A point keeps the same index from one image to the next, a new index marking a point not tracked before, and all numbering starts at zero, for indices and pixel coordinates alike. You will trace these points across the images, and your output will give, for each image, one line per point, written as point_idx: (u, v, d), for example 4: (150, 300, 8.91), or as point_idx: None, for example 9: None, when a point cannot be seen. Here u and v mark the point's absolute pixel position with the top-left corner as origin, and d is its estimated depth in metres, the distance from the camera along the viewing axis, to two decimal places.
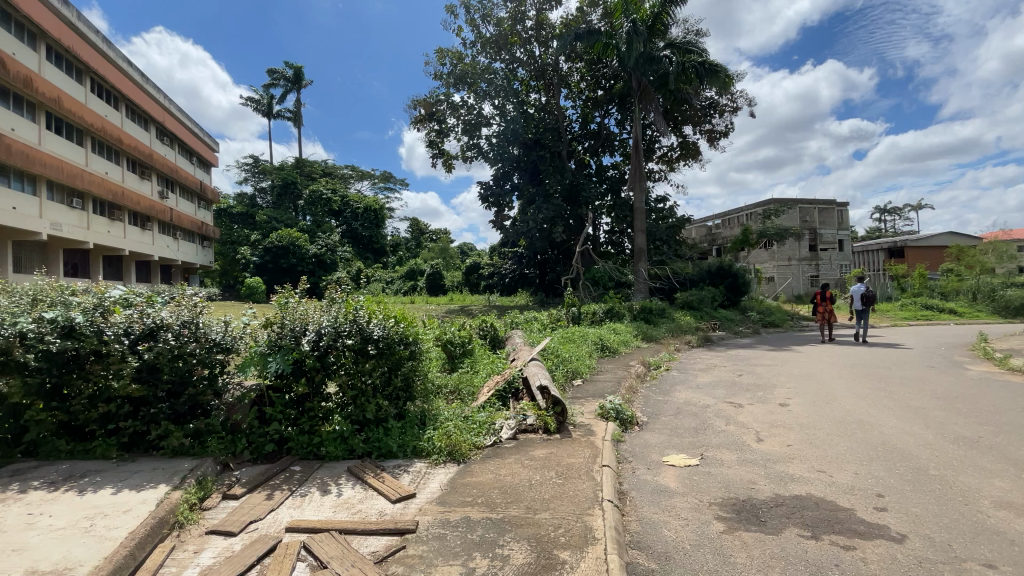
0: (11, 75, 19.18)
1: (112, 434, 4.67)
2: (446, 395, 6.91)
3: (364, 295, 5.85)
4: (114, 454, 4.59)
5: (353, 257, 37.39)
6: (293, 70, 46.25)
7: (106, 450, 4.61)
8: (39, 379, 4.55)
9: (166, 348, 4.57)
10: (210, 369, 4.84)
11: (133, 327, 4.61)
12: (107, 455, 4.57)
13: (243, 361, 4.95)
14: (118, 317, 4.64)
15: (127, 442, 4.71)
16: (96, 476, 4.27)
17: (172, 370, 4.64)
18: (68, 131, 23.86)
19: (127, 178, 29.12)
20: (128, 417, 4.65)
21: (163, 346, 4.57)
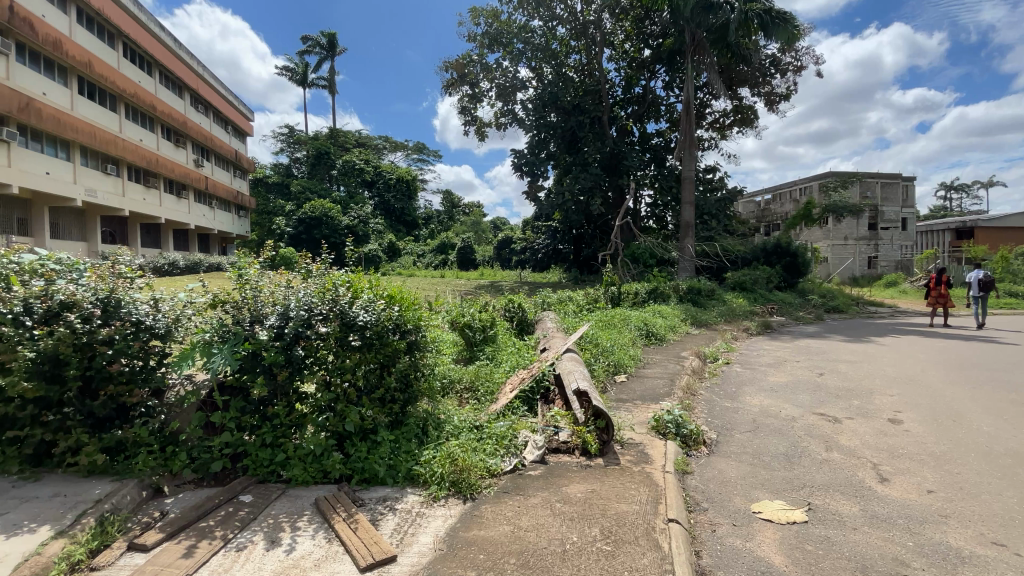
0: (40, 37, 18.32)
1: (14, 443, 3.49)
2: (458, 394, 5.60)
3: (353, 268, 4.53)
4: (14, 470, 3.43)
5: (384, 230, 36.55)
6: (327, 36, 44.95)
7: (6, 464, 3.47)
8: None
9: (73, 334, 3.35)
10: (139, 361, 3.62)
11: (35, 303, 3.40)
12: (6, 471, 3.42)
13: (184, 353, 3.69)
14: (10, 290, 3.42)
15: (34, 453, 3.54)
16: None
17: (84, 362, 3.43)
18: (101, 96, 23.19)
19: (162, 145, 28.71)
20: (28, 424, 3.44)
21: (66, 331, 3.33)
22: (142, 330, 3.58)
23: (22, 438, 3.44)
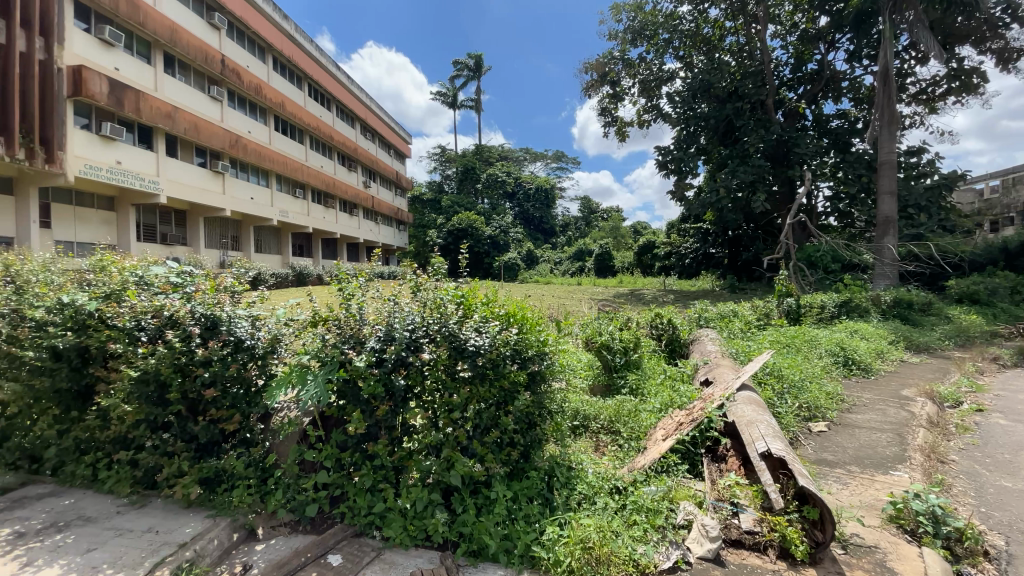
0: (245, 83, 20.97)
1: (128, 461, 3.08)
2: (592, 434, 4.51)
3: (469, 280, 3.66)
4: (127, 491, 2.97)
5: (523, 238, 36.90)
6: (474, 59, 47.41)
7: (117, 484, 3.03)
8: (52, 383, 3.00)
9: (170, 353, 2.91)
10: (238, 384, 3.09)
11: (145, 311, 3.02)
12: (119, 492, 2.97)
13: (281, 378, 3.09)
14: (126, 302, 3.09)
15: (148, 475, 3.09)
16: (70, 536, 2.56)
17: (182, 384, 2.98)
18: (291, 131, 26.41)
19: (338, 170, 32.25)
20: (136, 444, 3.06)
21: (167, 348, 2.90)
22: (239, 349, 3.06)
23: (133, 458, 3.05)
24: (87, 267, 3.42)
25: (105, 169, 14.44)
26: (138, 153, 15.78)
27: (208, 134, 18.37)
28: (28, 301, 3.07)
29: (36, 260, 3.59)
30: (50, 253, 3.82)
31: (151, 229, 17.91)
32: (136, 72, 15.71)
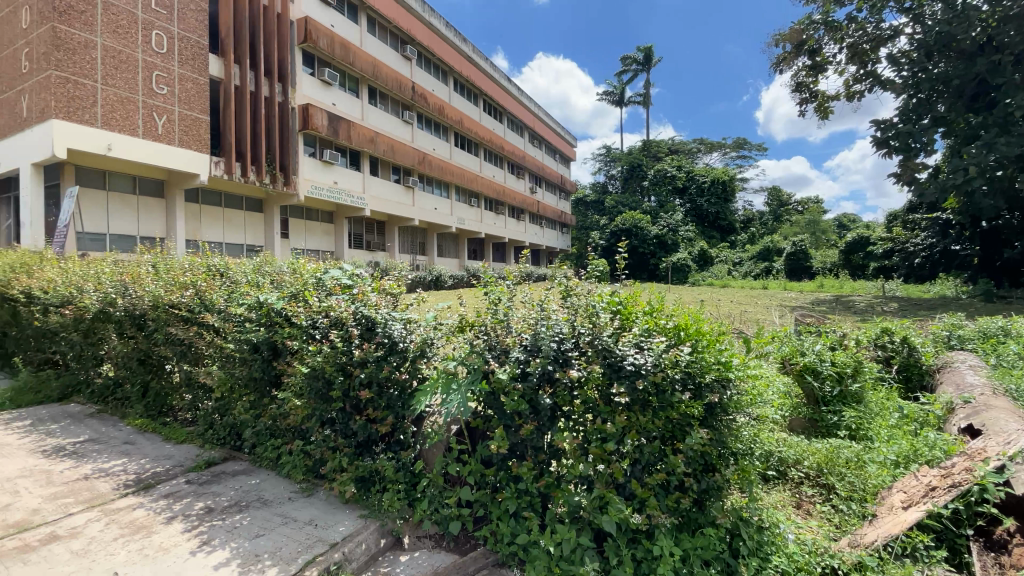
0: (430, 105, 23.28)
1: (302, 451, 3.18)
2: (792, 485, 3.53)
3: (627, 284, 3.05)
4: (299, 479, 3.08)
5: (695, 237, 33.94)
6: (644, 52, 45.36)
7: (292, 470, 3.16)
8: (251, 370, 3.18)
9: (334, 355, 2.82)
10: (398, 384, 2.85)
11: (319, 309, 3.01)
12: (293, 478, 3.10)
13: (429, 383, 2.74)
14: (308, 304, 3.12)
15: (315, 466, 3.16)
16: (247, 517, 2.68)
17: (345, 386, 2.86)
18: (468, 145, 28.56)
19: (508, 178, 33.82)
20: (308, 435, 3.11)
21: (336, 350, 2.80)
22: (397, 352, 2.82)
23: (304, 449, 3.12)
24: (286, 270, 3.76)
25: (326, 188, 17.43)
26: (350, 173, 18.66)
27: (400, 152, 20.87)
28: (231, 300, 3.36)
29: (251, 263, 4.11)
30: (262, 258, 4.37)
31: (358, 237, 21.13)
32: (348, 106, 18.72)
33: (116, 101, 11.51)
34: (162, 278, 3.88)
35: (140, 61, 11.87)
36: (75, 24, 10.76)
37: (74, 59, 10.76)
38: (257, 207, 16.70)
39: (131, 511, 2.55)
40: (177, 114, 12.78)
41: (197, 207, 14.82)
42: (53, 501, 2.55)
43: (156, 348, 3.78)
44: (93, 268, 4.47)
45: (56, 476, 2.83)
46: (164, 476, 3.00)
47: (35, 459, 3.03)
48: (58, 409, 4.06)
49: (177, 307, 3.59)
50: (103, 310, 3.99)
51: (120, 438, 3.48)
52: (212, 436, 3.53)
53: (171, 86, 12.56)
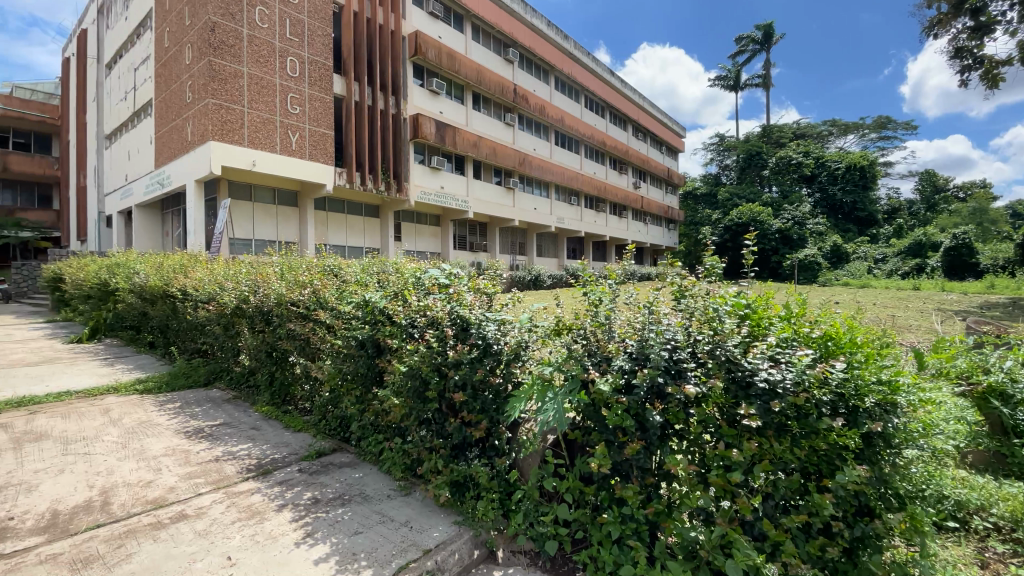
0: (531, 105, 23.39)
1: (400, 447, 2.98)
2: (971, 537, 2.79)
3: (755, 283, 2.55)
4: (398, 476, 2.88)
5: (826, 231, 30.08)
6: (764, 29, 41.23)
7: (391, 467, 2.98)
8: (357, 367, 3.05)
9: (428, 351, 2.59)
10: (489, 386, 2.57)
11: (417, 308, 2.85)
12: (393, 475, 2.91)
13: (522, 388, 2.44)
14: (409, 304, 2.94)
15: (412, 464, 2.94)
16: (347, 513, 2.60)
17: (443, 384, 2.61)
18: (570, 143, 28.19)
19: (611, 175, 32.76)
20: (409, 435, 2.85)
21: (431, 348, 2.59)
22: (491, 355, 2.56)
23: (403, 446, 2.91)
24: (391, 270, 3.74)
25: (434, 193, 18.31)
26: (455, 178, 19.41)
27: (502, 154, 21.24)
28: (337, 300, 3.32)
29: (359, 263, 4.23)
30: (368, 257, 4.49)
31: (463, 238, 21.91)
32: (454, 113, 19.52)
33: (259, 123, 13.15)
34: (284, 277, 4.07)
35: (277, 86, 13.41)
36: (228, 56, 12.52)
37: (226, 88, 12.48)
38: (374, 212, 18.06)
39: (249, 496, 2.68)
40: (308, 131, 14.20)
41: (324, 214, 16.41)
42: (187, 480, 2.81)
43: (281, 342, 3.81)
44: (230, 270, 4.98)
45: (193, 457, 3.13)
46: (280, 463, 3.10)
47: (178, 440, 3.40)
48: (202, 393, 4.56)
49: (296, 305, 3.67)
50: (237, 307, 4.36)
51: (248, 424, 3.77)
52: (326, 427, 3.52)
53: (303, 106, 13.99)
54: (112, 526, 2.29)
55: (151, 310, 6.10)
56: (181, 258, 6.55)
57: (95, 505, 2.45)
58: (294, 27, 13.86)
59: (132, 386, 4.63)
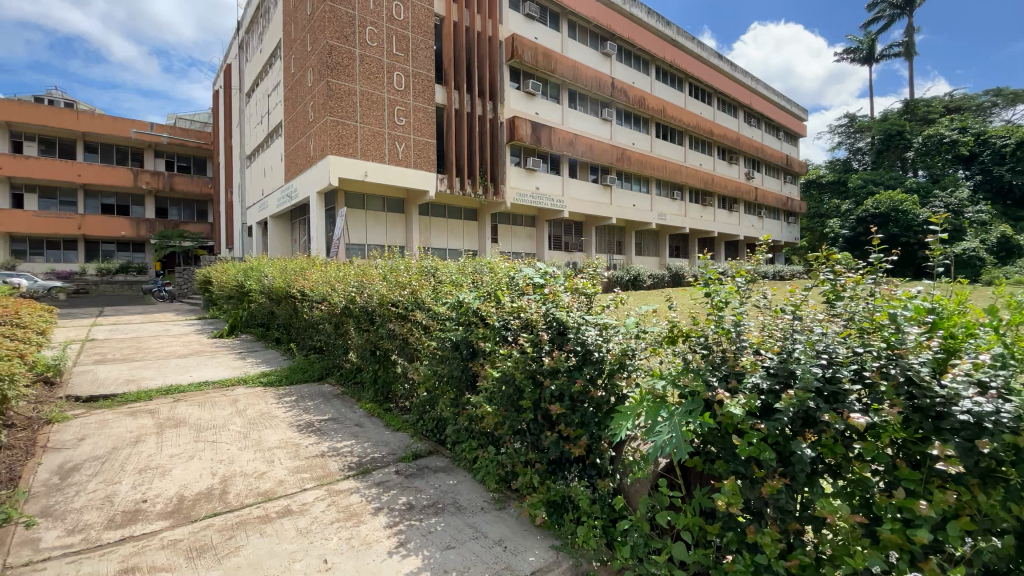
0: (630, 98, 22.47)
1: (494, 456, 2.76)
2: None
3: (938, 283, 1.98)
4: (493, 488, 2.65)
5: (993, 219, 25.04)
6: None
7: (485, 476, 2.77)
8: (451, 369, 2.91)
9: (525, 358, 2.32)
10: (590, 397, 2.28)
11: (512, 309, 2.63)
12: (489, 486, 2.69)
13: (629, 404, 2.08)
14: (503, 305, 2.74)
15: (506, 476, 2.70)
16: (440, 524, 2.43)
17: (541, 395, 2.33)
18: (672, 135, 26.63)
19: (719, 166, 30.33)
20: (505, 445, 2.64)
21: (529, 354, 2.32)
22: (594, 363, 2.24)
23: (497, 455, 2.70)
24: (485, 270, 3.58)
25: (529, 194, 18.34)
26: (551, 178, 19.27)
27: (600, 151, 20.67)
28: (433, 302, 3.24)
29: (456, 263, 4.19)
30: (465, 258, 4.42)
31: (557, 238, 21.63)
32: (550, 112, 19.42)
33: (369, 136, 14.10)
34: (386, 278, 4.09)
35: (385, 100, 14.27)
36: (343, 76, 13.51)
37: (341, 105, 13.48)
38: (472, 216, 18.52)
39: (348, 496, 2.64)
40: (412, 141, 14.94)
41: (426, 219, 17.15)
42: (295, 474, 2.87)
43: (383, 341, 3.80)
44: (340, 272, 5.21)
45: (302, 450, 3.20)
46: (379, 463, 3.03)
47: (291, 432, 3.52)
48: (316, 387, 4.72)
49: (396, 305, 3.64)
50: (345, 307, 4.49)
51: (353, 420, 3.77)
52: (424, 429, 3.40)
53: (407, 117, 14.73)
54: (227, 515, 2.39)
55: (277, 309, 6.65)
56: (301, 262, 7.08)
57: (214, 493, 2.60)
58: (400, 43, 14.64)
59: (257, 379, 5.01)
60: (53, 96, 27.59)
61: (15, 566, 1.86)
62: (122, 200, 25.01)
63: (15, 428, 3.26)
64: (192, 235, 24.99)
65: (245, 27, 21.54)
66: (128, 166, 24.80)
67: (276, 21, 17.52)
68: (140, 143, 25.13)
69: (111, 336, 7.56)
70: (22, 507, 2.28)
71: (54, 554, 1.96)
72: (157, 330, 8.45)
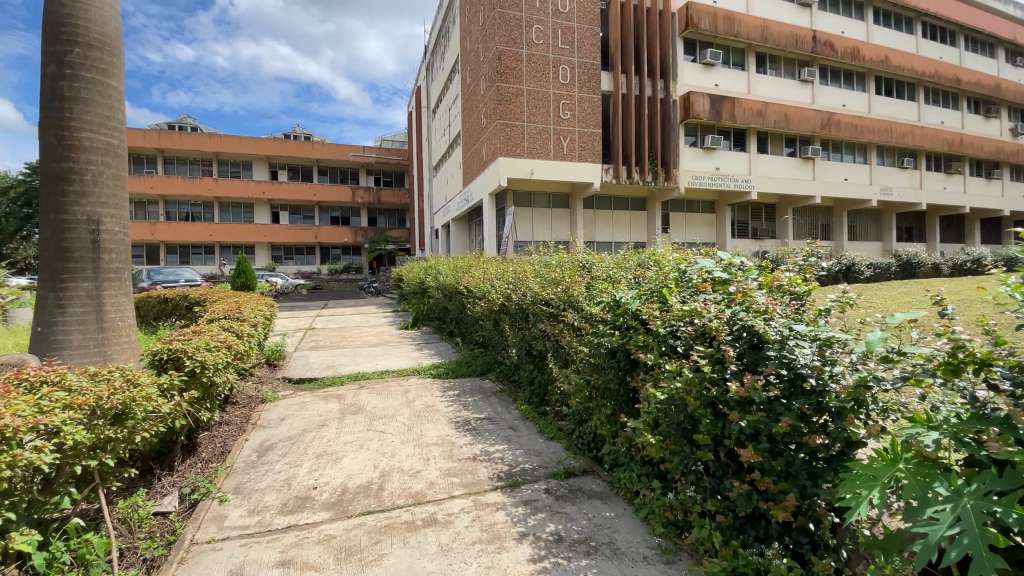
0: (839, 52, 18.56)
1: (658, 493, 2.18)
2: None
3: None
4: (658, 533, 2.07)
5: None
6: None
7: (649, 516, 2.19)
8: (607, 380, 2.43)
9: (703, 379, 1.69)
10: (800, 440, 1.57)
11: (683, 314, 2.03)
12: (653, 529, 2.11)
13: (874, 464, 1.32)
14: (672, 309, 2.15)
15: (674, 522, 2.08)
16: (592, 570, 1.94)
17: (726, 431, 1.68)
18: (899, 89, 21.20)
19: (969, 122, 23.02)
20: (675, 487, 2.04)
21: (707, 375, 1.68)
22: (807, 394, 1.54)
23: (663, 493, 2.12)
24: (650, 263, 3.01)
25: (708, 176, 16.50)
26: (734, 156, 17.08)
27: (797, 119, 17.52)
28: (587, 301, 2.82)
29: (617, 257, 3.74)
30: (627, 249, 3.91)
31: (744, 225, 19.27)
32: (733, 82, 17.24)
33: (536, 133, 14.22)
34: (540, 275, 3.82)
35: (551, 95, 14.25)
36: (512, 79, 13.81)
37: (511, 107, 13.84)
38: (643, 205, 17.47)
39: (493, 512, 2.33)
40: (577, 133, 14.66)
41: (593, 212, 16.78)
42: (445, 477, 2.70)
43: (538, 341, 3.50)
44: (501, 268, 5.12)
45: (456, 451, 3.03)
46: (529, 476, 2.68)
47: (449, 429, 3.39)
48: (477, 383, 4.64)
49: (550, 303, 3.31)
50: (503, 304, 4.35)
51: (507, 422, 3.51)
52: (579, 442, 2.99)
53: (573, 110, 14.51)
54: (378, 516, 2.32)
55: (450, 304, 6.98)
56: (470, 259, 7.34)
57: (372, 489, 2.58)
58: (566, 36, 14.46)
59: (428, 370, 5.21)
60: (298, 133, 34.88)
61: (201, 542, 2.09)
62: (344, 212, 30.35)
63: (238, 406, 3.90)
64: (393, 238, 29.02)
65: (430, 50, 24.03)
66: (347, 184, 30.03)
67: (454, 38, 19.05)
68: (355, 164, 30.16)
69: (326, 326, 8.97)
70: (221, 483, 2.63)
71: (231, 534, 2.15)
72: (360, 321, 9.77)
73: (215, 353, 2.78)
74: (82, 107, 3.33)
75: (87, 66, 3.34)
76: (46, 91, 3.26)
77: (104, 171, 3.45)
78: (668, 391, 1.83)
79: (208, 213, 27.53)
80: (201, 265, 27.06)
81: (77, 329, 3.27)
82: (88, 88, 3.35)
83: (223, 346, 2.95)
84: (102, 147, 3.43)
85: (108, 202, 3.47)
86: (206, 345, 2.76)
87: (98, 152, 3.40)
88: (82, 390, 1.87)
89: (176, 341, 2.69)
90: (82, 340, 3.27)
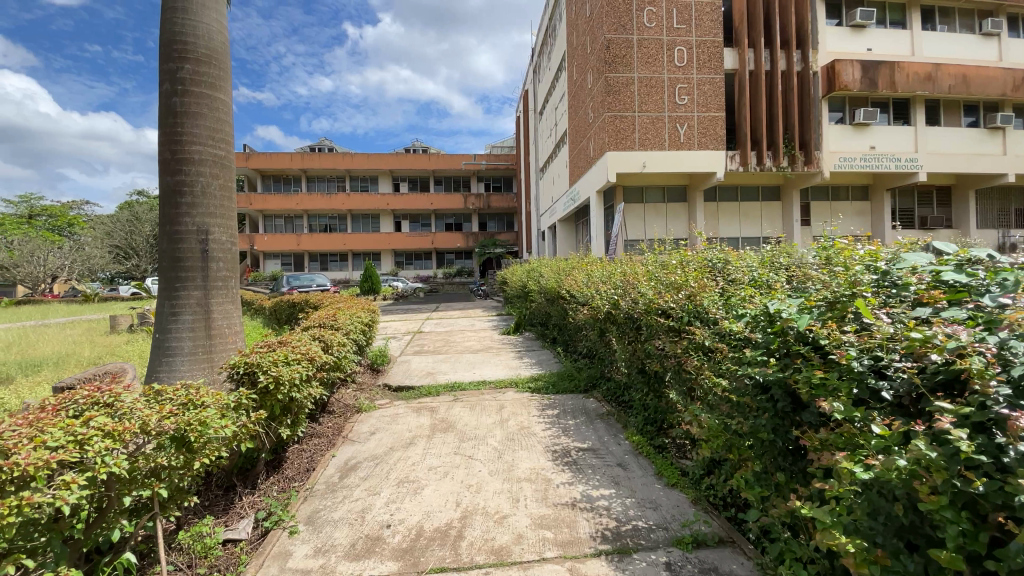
0: None
1: None
2: None
3: None
4: None
5: None
6: None
7: None
8: (758, 424, 1.75)
9: (958, 461, 0.99)
10: None
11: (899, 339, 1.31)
12: None
13: None
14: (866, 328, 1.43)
15: None
16: None
17: (1007, 557, 0.96)
18: None
19: None
20: None
21: (963, 454, 0.99)
22: None
23: None
24: (813, 261, 2.22)
25: (860, 157, 13.98)
26: (895, 132, 14.25)
27: (983, 80, 14.10)
28: (725, 311, 2.12)
29: (759, 255, 2.94)
30: (771, 245, 3.07)
31: (910, 213, 16.02)
32: (892, 44, 14.42)
33: (648, 123, 13.15)
34: (655, 278, 3.15)
35: (666, 81, 13.07)
36: (622, 67, 12.95)
37: (620, 98, 12.97)
38: (775, 195, 15.38)
39: None
40: (696, 119, 13.27)
41: (714, 205, 15.17)
42: (536, 529, 2.19)
43: (652, 360, 2.85)
44: (607, 271, 4.51)
45: (551, 492, 2.51)
46: (643, 541, 2.06)
47: (545, 461, 2.89)
48: (580, 402, 4.08)
49: (668, 315, 2.65)
50: (609, 312, 3.74)
51: (615, 457, 2.90)
52: (713, 497, 2.28)
53: (691, 94, 13.17)
54: None
55: (552, 309, 6.49)
56: (574, 261, 6.79)
57: (449, 535, 2.17)
58: (682, 14, 13.19)
59: (528, 383, 4.76)
60: (416, 147, 37.21)
61: None
62: (457, 219, 31.71)
63: (334, 415, 3.80)
64: (502, 242, 29.54)
65: (537, 53, 23.90)
66: (459, 192, 31.27)
67: (562, 36, 18.60)
68: (467, 172, 31.28)
69: (434, 330, 9.07)
70: (296, 509, 2.42)
71: None
72: (466, 325, 9.76)
73: (294, 366, 2.57)
74: (194, 121, 3.49)
75: (197, 81, 3.52)
76: (162, 109, 3.46)
77: (212, 182, 3.58)
78: (880, 470, 1.15)
79: (341, 224, 30.48)
80: (337, 271, 30.12)
81: (188, 336, 3.39)
82: (199, 103, 3.52)
83: (304, 357, 2.74)
84: (210, 159, 3.57)
85: (216, 211, 3.59)
86: (284, 358, 2.57)
87: (207, 164, 3.54)
88: (132, 413, 1.75)
89: (254, 354, 2.53)
90: (192, 346, 3.39)
